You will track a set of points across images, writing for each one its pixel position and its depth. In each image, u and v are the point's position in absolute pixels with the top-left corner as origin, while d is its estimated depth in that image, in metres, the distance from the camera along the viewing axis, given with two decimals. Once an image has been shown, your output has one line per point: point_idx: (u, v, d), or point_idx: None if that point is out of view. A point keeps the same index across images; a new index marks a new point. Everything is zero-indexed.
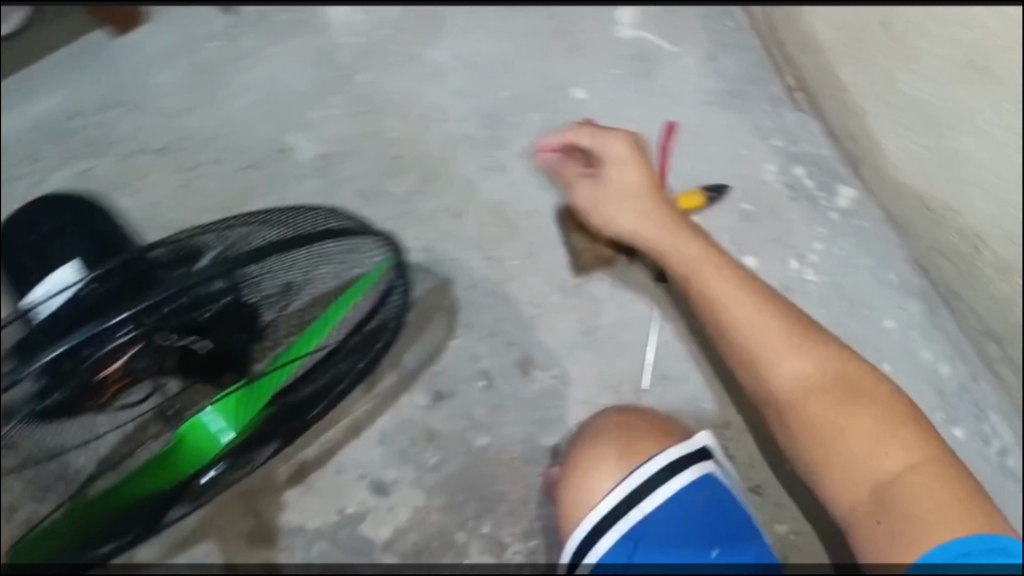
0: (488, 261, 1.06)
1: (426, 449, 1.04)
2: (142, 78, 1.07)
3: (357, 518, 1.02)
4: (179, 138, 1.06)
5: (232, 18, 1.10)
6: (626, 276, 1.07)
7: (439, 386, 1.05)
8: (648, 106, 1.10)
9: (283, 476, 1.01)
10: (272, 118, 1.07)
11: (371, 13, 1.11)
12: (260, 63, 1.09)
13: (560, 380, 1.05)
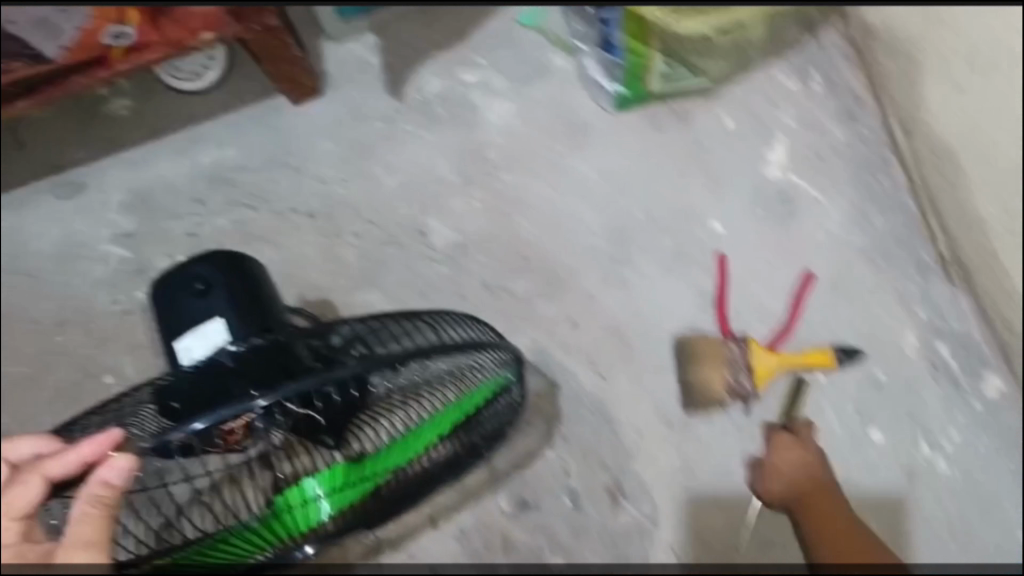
0: (597, 377, 1.04)
1: (499, 556, 1.01)
2: (302, 143, 1.12)
3: None
4: (327, 204, 1.11)
5: (392, 102, 1.12)
6: (738, 422, 1.02)
7: (524, 494, 1.02)
8: (784, 250, 1.07)
9: (354, 553, 1.01)
10: (414, 202, 1.11)
11: (522, 113, 1.12)
12: (411, 147, 1.12)
13: (649, 515, 1.01)
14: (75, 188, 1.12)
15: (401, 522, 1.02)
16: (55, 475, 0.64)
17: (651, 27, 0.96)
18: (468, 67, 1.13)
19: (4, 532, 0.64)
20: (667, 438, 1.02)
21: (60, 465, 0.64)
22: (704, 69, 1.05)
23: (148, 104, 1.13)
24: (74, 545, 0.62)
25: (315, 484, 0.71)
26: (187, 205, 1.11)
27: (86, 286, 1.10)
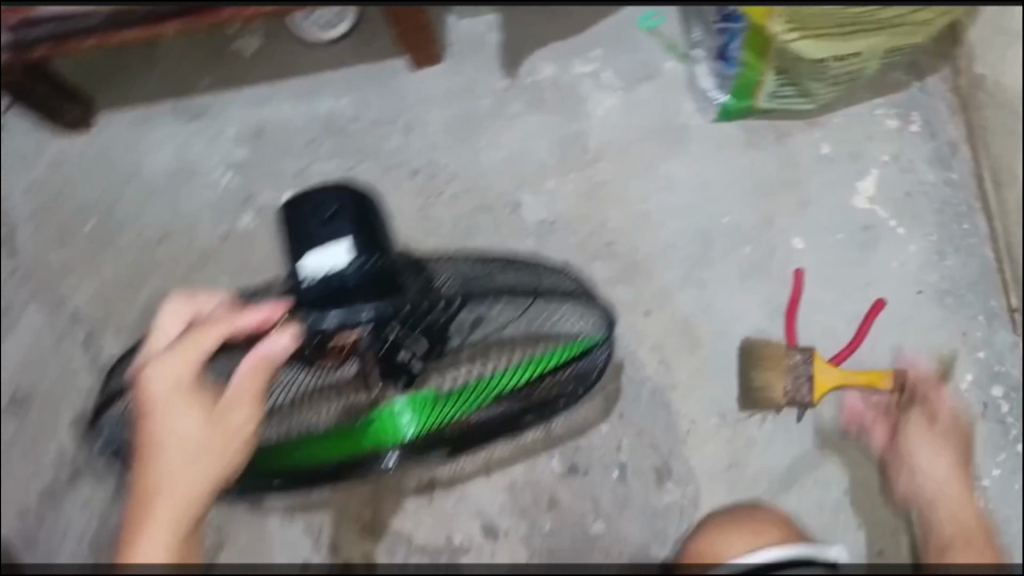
0: (661, 365, 1.10)
1: (544, 514, 1.08)
2: (416, 106, 1.17)
3: (461, 551, 1.08)
4: (430, 166, 1.16)
5: (507, 80, 1.18)
6: (789, 427, 1.08)
7: (576, 459, 1.09)
8: (857, 278, 1.11)
9: (411, 483, 1.09)
10: (512, 177, 1.15)
11: (628, 112, 1.17)
12: (518, 125, 1.17)
13: (691, 500, 1.07)
14: (195, 114, 1.16)
15: (458, 466, 1.09)
16: (238, 330, 0.74)
17: (771, 44, 1.01)
18: (584, 60, 1.18)
19: (182, 371, 0.74)
20: (719, 432, 1.08)
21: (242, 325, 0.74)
22: (815, 93, 1.09)
23: (275, 45, 1.17)
24: (237, 395, 0.74)
25: (407, 419, 0.81)
26: (299, 147, 1.16)
27: (192, 206, 1.14)
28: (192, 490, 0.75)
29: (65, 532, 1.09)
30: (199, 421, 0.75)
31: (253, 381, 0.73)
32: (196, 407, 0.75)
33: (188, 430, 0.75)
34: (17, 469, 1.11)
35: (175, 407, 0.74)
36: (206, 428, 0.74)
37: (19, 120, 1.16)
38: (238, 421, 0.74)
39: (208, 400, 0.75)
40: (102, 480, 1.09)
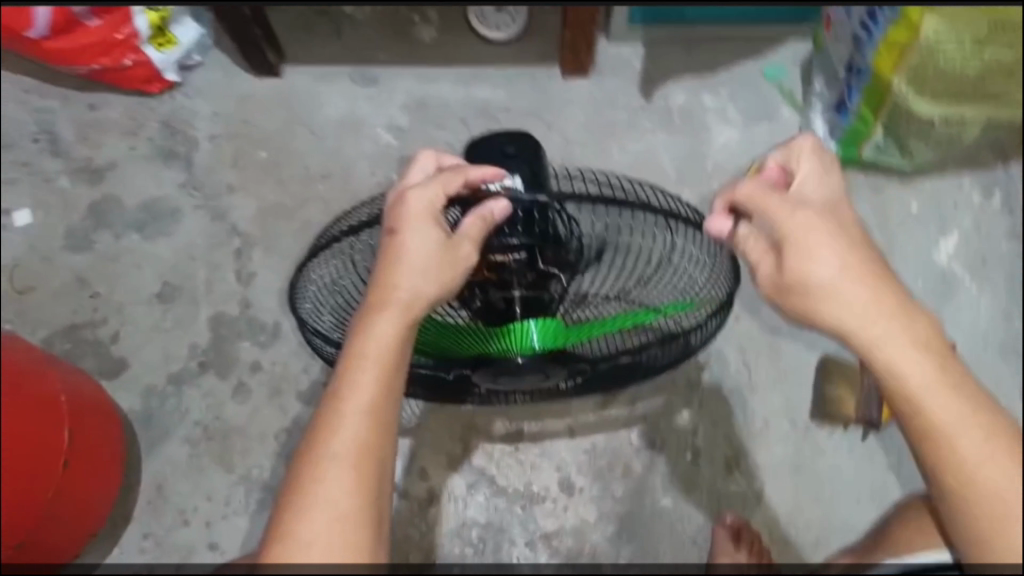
0: (743, 366, 1.21)
1: (618, 480, 1.18)
2: (561, 107, 1.33)
3: (537, 498, 1.17)
4: (564, 159, 1.31)
5: (643, 100, 1.34)
6: (852, 444, 1.19)
7: (655, 436, 1.19)
8: None
9: (500, 430, 1.19)
10: (634, 181, 1.30)
11: (744, 146, 1.32)
12: (647, 138, 1.32)
13: (753, 492, 1.17)
14: (370, 79, 1.34)
15: (546, 422, 1.19)
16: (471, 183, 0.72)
17: (885, 99, 1.14)
18: (714, 94, 1.34)
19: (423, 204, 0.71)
20: (789, 436, 1.19)
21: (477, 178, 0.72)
22: (916, 153, 1.22)
23: (450, 36, 1.36)
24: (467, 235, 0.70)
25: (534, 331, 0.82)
26: (453, 122, 1.32)
27: (354, 154, 1.30)
28: (390, 342, 0.69)
29: (182, 416, 1.19)
30: (430, 255, 0.70)
31: (477, 236, 0.70)
32: (433, 240, 0.70)
33: (418, 261, 0.70)
34: (149, 352, 1.22)
35: (413, 233, 0.70)
36: (429, 264, 0.70)
37: (218, 58, 1.34)
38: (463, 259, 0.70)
39: (445, 234, 0.70)
40: (226, 374, 1.21)
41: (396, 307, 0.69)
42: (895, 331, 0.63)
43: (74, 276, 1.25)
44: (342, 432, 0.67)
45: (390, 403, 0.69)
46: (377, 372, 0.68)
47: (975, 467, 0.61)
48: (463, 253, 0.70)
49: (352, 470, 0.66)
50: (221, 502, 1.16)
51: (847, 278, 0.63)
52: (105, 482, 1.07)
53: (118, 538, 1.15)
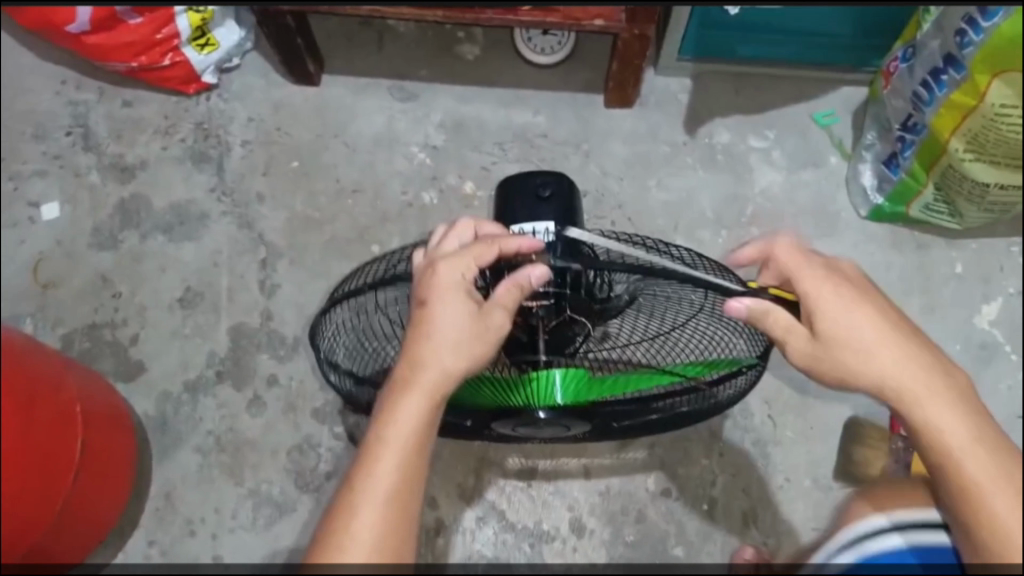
0: (768, 419, 1.18)
1: (630, 526, 1.15)
2: (601, 137, 1.31)
3: (546, 537, 1.15)
4: (599, 191, 1.28)
5: (686, 136, 1.31)
6: None
7: (671, 483, 1.16)
8: None
9: (513, 466, 1.17)
10: (672, 219, 1.28)
11: (783, 192, 1.29)
12: (687, 176, 1.30)
13: (769, 548, 1.14)
14: (409, 95, 1.32)
15: (560, 461, 1.17)
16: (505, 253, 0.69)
17: (940, 160, 1.12)
18: (759, 136, 1.31)
19: (452, 277, 0.68)
20: (810, 494, 1.16)
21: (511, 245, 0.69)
22: (965, 215, 1.17)
23: (494, 56, 1.34)
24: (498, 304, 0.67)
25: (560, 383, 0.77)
26: (490, 145, 1.30)
27: (387, 170, 1.28)
28: (413, 425, 0.66)
29: (195, 425, 1.18)
30: (460, 333, 0.66)
31: (510, 304, 0.67)
32: (463, 317, 0.67)
33: (448, 339, 0.67)
34: (167, 357, 1.21)
35: (442, 308, 0.67)
36: (458, 341, 0.66)
37: (257, 62, 1.33)
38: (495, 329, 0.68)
39: (476, 310, 0.67)
40: (242, 386, 1.19)
41: (421, 386, 0.66)
42: (878, 338, 0.67)
43: (97, 274, 1.24)
44: (361, 525, 0.64)
45: (411, 491, 0.66)
46: (398, 459, 0.65)
47: (967, 468, 0.62)
48: (495, 328, 0.67)
49: (369, 570, 0.63)
50: (227, 516, 1.15)
51: (838, 300, 0.67)
52: (110, 492, 1.06)
53: (122, 544, 1.14)
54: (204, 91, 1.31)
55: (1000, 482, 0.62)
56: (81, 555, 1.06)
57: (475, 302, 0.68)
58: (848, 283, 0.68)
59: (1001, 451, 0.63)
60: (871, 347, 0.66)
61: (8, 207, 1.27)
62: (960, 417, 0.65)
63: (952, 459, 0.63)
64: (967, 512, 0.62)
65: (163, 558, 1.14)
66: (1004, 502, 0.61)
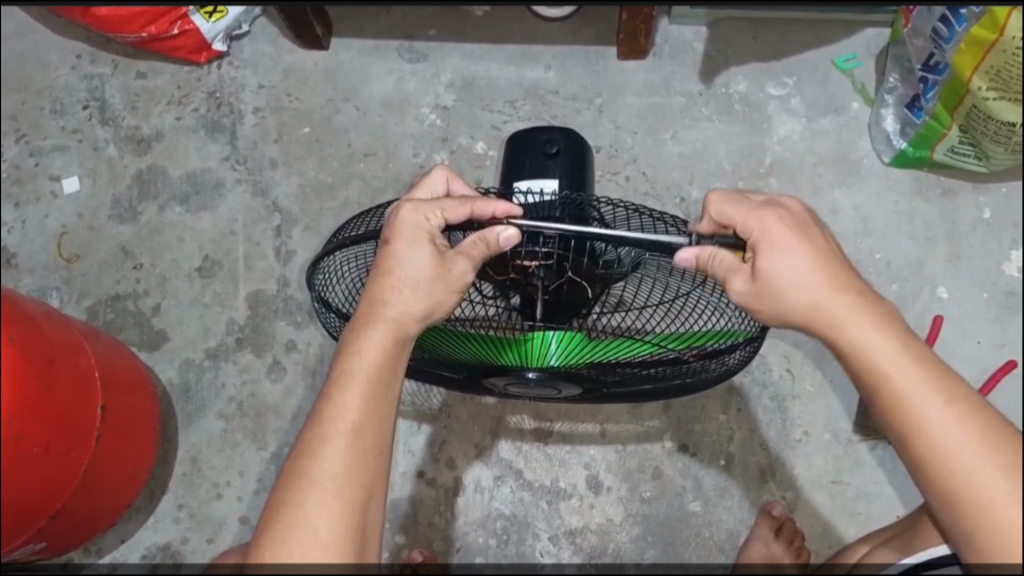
0: (786, 372, 1.18)
1: (647, 482, 1.15)
2: (615, 91, 1.28)
3: (562, 495, 1.16)
4: (613, 146, 1.26)
5: (701, 86, 1.28)
6: (896, 460, 1.14)
7: (688, 440, 1.16)
8: (993, 335, 1.18)
9: (528, 426, 1.18)
10: (688, 172, 1.24)
11: (803, 139, 1.26)
12: (703, 128, 1.26)
13: (788, 503, 1.14)
14: (419, 56, 1.30)
15: (576, 423, 1.18)
16: (478, 212, 0.74)
17: (964, 100, 1.08)
18: (778, 83, 1.27)
19: (416, 223, 0.73)
20: (829, 447, 1.15)
21: (484, 203, 0.74)
22: (992, 159, 1.13)
23: (504, 11, 1.31)
24: (463, 252, 0.73)
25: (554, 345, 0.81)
26: (501, 104, 1.28)
27: (398, 133, 1.28)
28: (377, 360, 0.72)
29: (218, 391, 1.21)
30: (422, 274, 0.72)
31: (475, 257, 0.73)
32: (426, 260, 0.72)
33: (410, 281, 0.72)
34: (189, 326, 1.24)
35: (404, 250, 0.73)
36: (421, 284, 0.72)
37: (267, 28, 1.33)
38: (457, 276, 0.73)
39: (439, 254, 0.73)
40: (262, 352, 1.22)
41: (386, 324, 0.72)
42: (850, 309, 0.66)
43: (118, 246, 1.27)
44: (328, 453, 0.70)
45: (377, 420, 0.72)
46: (365, 388, 0.71)
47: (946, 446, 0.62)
48: (458, 272, 0.72)
49: (336, 496, 0.69)
50: (251, 479, 1.18)
51: (805, 273, 0.66)
52: (135, 456, 1.11)
53: (152, 507, 1.19)
54: (214, 60, 1.31)
55: (977, 450, 0.62)
56: (109, 520, 1.11)
57: (439, 246, 0.73)
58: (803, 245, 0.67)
59: (941, 378, 0.64)
60: (808, 284, 0.66)
61: (31, 181, 1.30)
62: (933, 385, 0.63)
63: (926, 429, 0.63)
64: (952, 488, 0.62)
65: (193, 519, 1.18)
66: (980, 464, 0.61)
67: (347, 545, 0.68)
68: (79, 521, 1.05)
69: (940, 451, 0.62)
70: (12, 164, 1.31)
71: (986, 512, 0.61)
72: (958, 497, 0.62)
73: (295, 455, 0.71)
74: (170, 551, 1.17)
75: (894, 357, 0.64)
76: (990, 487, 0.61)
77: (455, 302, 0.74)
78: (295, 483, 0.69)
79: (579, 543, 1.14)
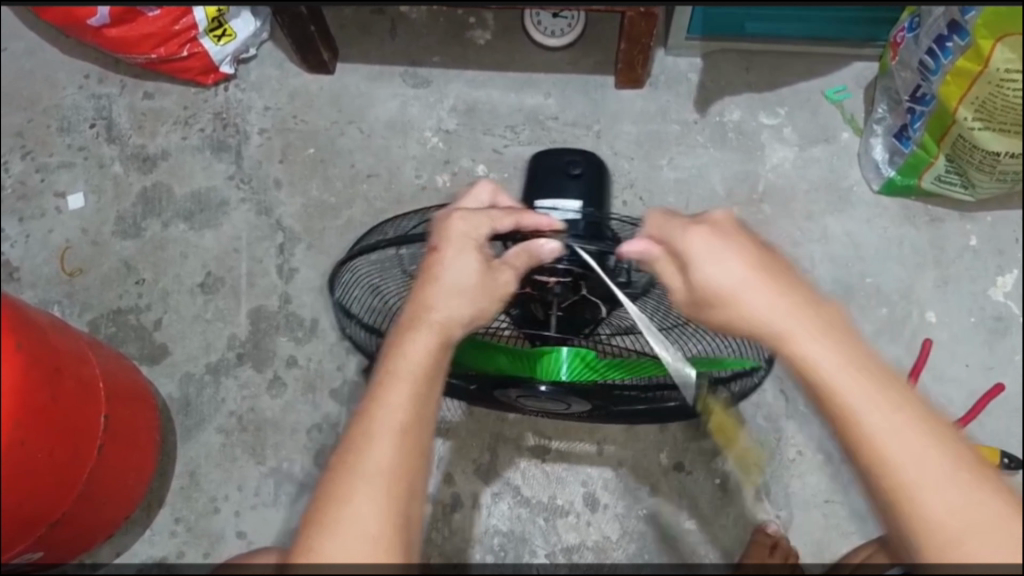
0: (780, 392, 1.20)
1: (644, 500, 1.16)
2: (613, 119, 1.31)
3: (559, 512, 1.16)
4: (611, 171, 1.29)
5: (697, 115, 1.31)
6: None
7: (683, 458, 1.17)
8: (982, 359, 1.22)
9: (529, 443, 1.19)
10: (684, 197, 1.28)
11: (796, 168, 1.29)
12: (699, 155, 1.30)
13: (782, 520, 1.15)
14: (422, 81, 1.34)
15: (575, 442, 1.18)
16: (524, 224, 0.78)
17: (950, 130, 1.11)
18: (771, 113, 1.31)
19: (468, 230, 0.77)
20: (823, 466, 1.17)
21: (532, 217, 0.79)
22: (978, 186, 1.17)
23: (505, 41, 1.35)
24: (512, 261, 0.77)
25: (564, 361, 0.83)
26: (502, 128, 1.31)
27: (400, 155, 1.30)
28: (422, 361, 0.72)
29: (217, 405, 1.22)
30: (471, 280, 0.75)
31: (519, 265, 0.76)
32: (474, 266, 0.76)
33: (458, 286, 0.75)
34: (189, 341, 1.24)
35: (454, 256, 0.76)
36: (469, 290, 0.75)
37: (272, 52, 1.36)
38: (503, 286, 0.76)
39: (486, 262, 0.76)
40: (262, 367, 1.23)
41: (430, 328, 0.74)
42: (794, 314, 0.66)
43: (121, 261, 1.28)
44: (376, 450, 0.68)
45: (423, 419, 0.71)
46: (410, 387, 0.71)
47: (895, 457, 0.60)
48: (503, 281, 0.76)
49: (384, 494, 0.67)
50: (249, 493, 1.18)
51: (750, 289, 0.67)
52: (134, 468, 1.11)
53: (148, 522, 1.19)
54: (221, 82, 1.34)
55: (921, 460, 0.59)
56: (105, 534, 1.11)
57: (485, 255, 0.77)
58: (746, 260, 0.68)
59: (885, 384, 0.62)
60: (750, 295, 0.67)
61: (37, 197, 1.31)
62: (883, 395, 0.62)
63: (871, 437, 0.61)
64: (898, 500, 0.60)
65: (189, 535, 1.18)
66: (927, 476, 0.59)
67: (395, 543, 0.66)
68: (75, 532, 1.04)
69: (886, 462, 0.60)
70: (18, 180, 1.32)
71: (933, 526, 0.59)
72: (904, 511, 0.60)
73: (342, 453, 0.70)
74: (166, 564, 1.17)
75: (839, 362, 0.63)
76: (941, 490, 0.59)
77: (498, 309, 0.77)
78: (341, 479, 0.68)
79: (575, 559, 1.15)
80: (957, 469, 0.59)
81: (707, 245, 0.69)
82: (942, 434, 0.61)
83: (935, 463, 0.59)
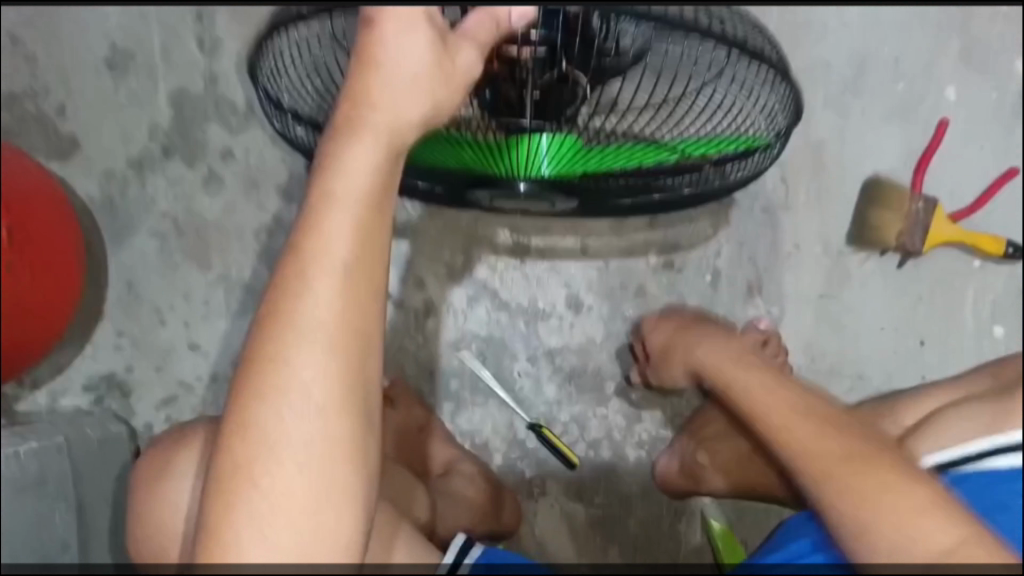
0: (780, 182, 1.09)
1: (630, 300, 1.08)
2: None
3: (541, 315, 1.08)
4: None
5: None
6: (886, 273, 1.09)
7: (673, 256, 1.09)
8: (999, 143, 1.09)
9: (505, 242, 1.08)
10: None
11: None
12: None
13: (774, 318, 1.10)
14: None
15: (557, 238, 1.07)
16: None
17: None
18: None
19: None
20: (820, 261, 1.09)
21: None
22: None
23: None
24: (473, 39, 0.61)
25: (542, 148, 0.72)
26: None
27: None
28: (365, 179, 0.60)
29: (148, 207, 1.06)
30: (421, 66, 0.59)
31: (483, 41, 0.61)
32: (422, 48, 0.58)
33: (405, 76, 0.59)
34: (104, 132, 1.06)
35: (396, 33, 0.58)
36: (419, 80, 0.59)
37: None
38: (463, 68, 0.61)
39: (438, 40, 0.59)
40: (194, 162, 1.06)
41: (375, 132, 0.59)
42: (751, 382, 0.85)
43: (5, 35, 1.05)
44: (315, 296, 0.59)
45: (371, 251, 0.60)
46: (351, 216, 0.59)
47: (800, 446, 0.73)
48: (463, 63, 0.60)
49: (330, 348, 0.59)
50: (197, 303, 1.07)
51: (724, 365, 0.89)
52: (61, 281, 0.96)
53: (87, 337, 1.07)
54: None
55: (825, 448, 0.71)
56: (40, 354, 0.99)
57: (437, 25, 0.59)
58: (735, 356, 0.91)
59: (812, 416, 0.76)
60: (727, 379, 0.87)
61: None
62: (798, 413, 0.77)
63: (789, 442, 0.75)
64: (804, 476, 0.71)
65: (136, 349, 1.07)
66: (830, 456, 0.70)
67: (346, 402, 0.60)
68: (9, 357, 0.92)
69: (796, 453, 0.73)
70: None
71: (828, 488, 0.68)
72: (811, 478, 0.70)
73: (276, 298, 0.60)
74: (116, 380, 1.07)
75: (777, 404, 0.80)
76: (835, 463, 0.69)
77: (457, 101, 0.62)
78: (278, 330, 0.59)
79: (557, 362, 1.08)
80: (849, 447, 0.70)
81: (714, 359, 0.91)
82: (845, 436, 0.71)
83: (828, 441, 0.72)
